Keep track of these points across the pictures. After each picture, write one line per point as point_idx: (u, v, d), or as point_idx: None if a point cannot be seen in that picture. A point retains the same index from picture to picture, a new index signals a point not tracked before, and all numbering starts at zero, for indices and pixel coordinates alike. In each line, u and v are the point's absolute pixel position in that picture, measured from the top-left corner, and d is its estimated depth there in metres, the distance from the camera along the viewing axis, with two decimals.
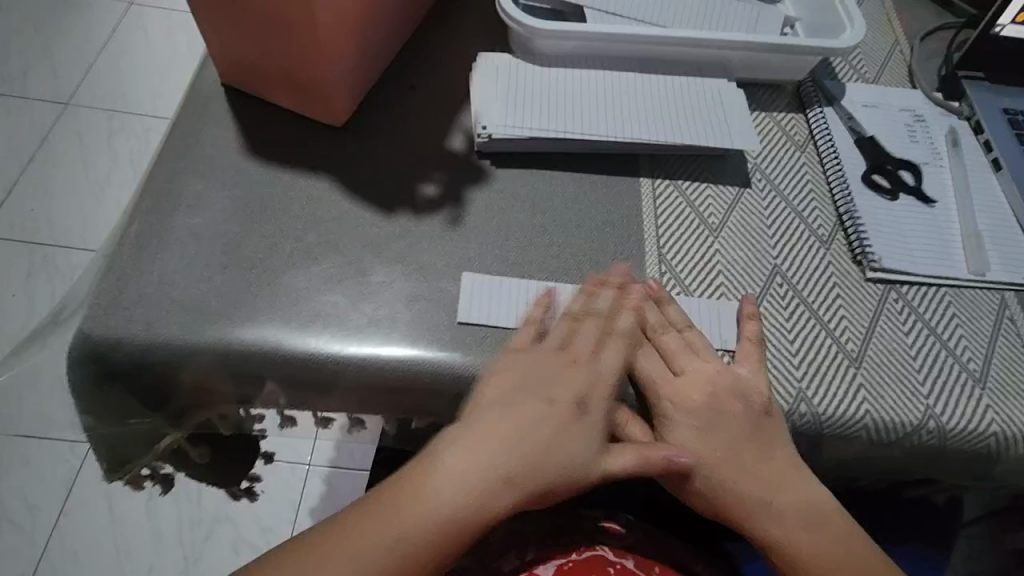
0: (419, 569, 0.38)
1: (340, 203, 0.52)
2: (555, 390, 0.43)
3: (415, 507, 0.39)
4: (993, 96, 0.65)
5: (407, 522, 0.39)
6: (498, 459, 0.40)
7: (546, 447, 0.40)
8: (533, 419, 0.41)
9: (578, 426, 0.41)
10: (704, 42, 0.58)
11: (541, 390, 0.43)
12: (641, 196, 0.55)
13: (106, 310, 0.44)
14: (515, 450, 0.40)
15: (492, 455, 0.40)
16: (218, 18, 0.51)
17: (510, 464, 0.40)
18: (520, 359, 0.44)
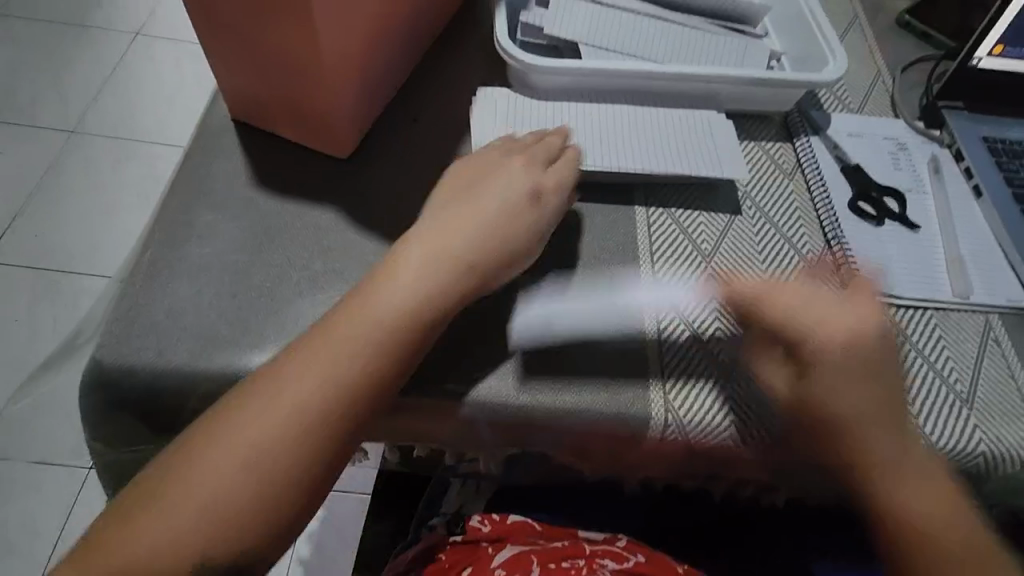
0: (241, 485, 0.39)
1: (346, 233, 0.53)
2: (382, 308, 0.43)
3: (281, 405, 0.40)
4: (973, 125, 0.67)
5: (232, 444, 0.40)
6: (318, 375, 0.41)
7: (380, 336, 0.43)
8: (373, 317, 0.43)
9: (417, 305, 0.44)
10: (694, 75, 0.61)
11: (398, 280, 0.44)
12: (635, 224, 0.57)
13: (119, 338, 0.46)
14: (338, 359, 0.42)
15: (328, 364, 0.42)
16: (230, 57, 0.53)
17: (324, 380, 0.41)
18: (399, 269, 0.45)
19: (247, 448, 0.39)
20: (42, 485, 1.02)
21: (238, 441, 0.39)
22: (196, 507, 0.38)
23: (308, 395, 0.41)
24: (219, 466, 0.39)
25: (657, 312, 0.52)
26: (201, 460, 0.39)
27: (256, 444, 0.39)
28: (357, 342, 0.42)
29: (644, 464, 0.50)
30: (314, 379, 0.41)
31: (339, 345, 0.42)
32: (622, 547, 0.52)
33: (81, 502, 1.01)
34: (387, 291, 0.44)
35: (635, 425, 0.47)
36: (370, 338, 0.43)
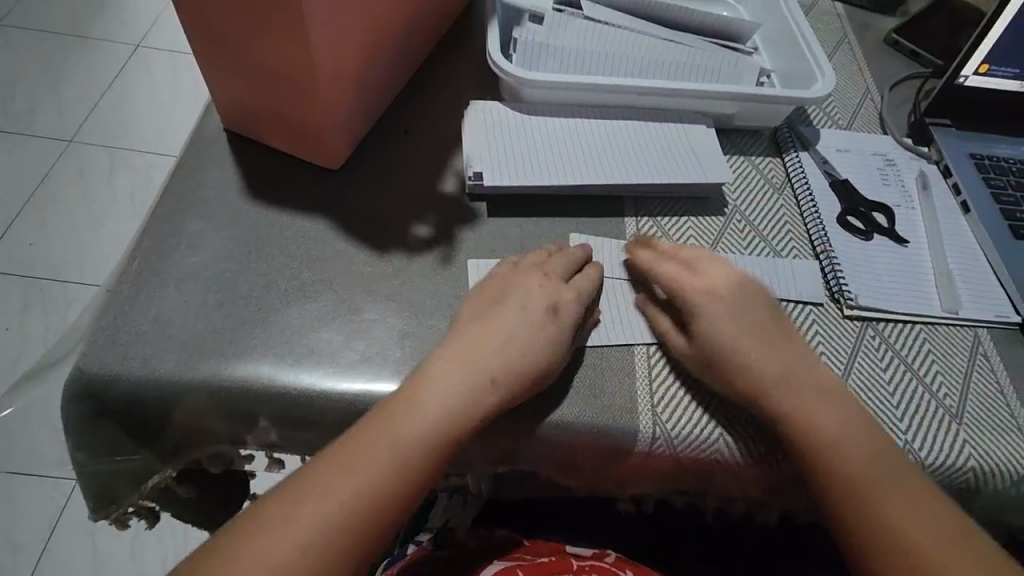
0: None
1: (335, 243, 0.53)
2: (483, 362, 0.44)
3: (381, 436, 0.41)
4: (960, 142, 0.68)
5: (300, 530, 0.38)
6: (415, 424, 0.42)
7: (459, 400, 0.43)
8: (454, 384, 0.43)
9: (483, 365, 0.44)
10: (685, 92, 0.61)
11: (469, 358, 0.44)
12: (626, 236, 0.57)
13: (102, 347, 0.45)
14: (428, 426, 0.42)
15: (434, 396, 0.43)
16: (222, 68, 0.54)
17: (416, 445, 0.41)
18: (477, 332, 0.45)
19: (391, 458, 0.41)
20: (29, 498, 1.00)
21: (376, 464, 0.40)
22: (352, 506, 0.39)
23: (409, 438, 0.41)
24: (366, 469, 0.40)
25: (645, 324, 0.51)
26: (356, 467, 0.40)
27: (400, 463, 0.41)
28: (477, 361, 0.44)
29: (633, 479, 0.50)
30: (417, 410, 0.42)
31: (434, 386, 0.43)
32: (612, 562, 0.51)
33: (65, 517, 0.99)
34: (493, 336, 0.45)
35: (621, 438, 0.47)
36: (502, 368, 0.44)
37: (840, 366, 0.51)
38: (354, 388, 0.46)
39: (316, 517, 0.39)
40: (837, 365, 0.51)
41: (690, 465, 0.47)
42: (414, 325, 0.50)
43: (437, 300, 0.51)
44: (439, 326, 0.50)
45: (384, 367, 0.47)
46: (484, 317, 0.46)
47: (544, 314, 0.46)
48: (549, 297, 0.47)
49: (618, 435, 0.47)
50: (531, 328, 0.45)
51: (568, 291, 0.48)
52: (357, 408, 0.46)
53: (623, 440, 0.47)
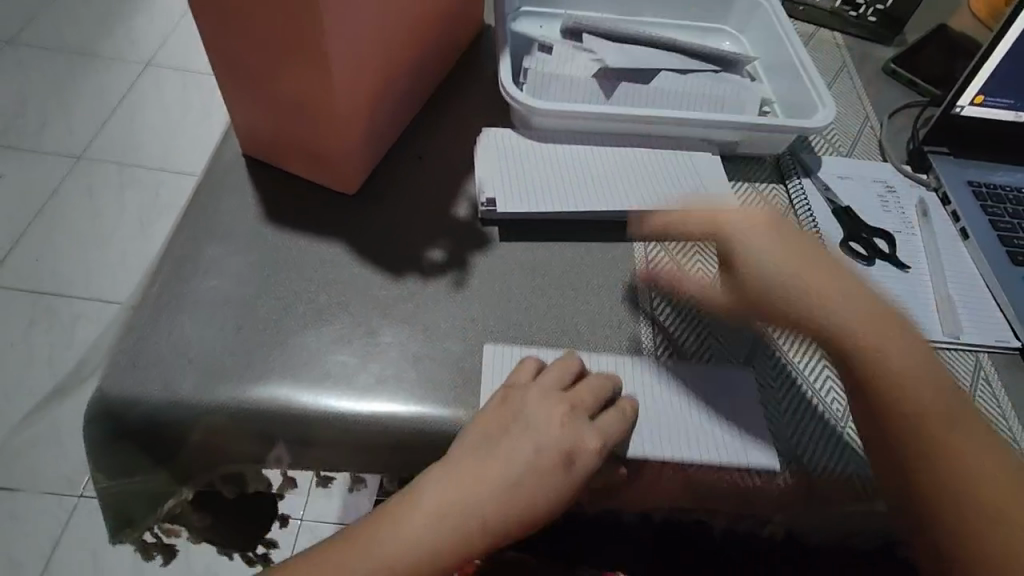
0: None
1: (351, 267, 0.55)
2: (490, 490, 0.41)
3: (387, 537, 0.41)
4: (958, 170, 0.70)
5: None
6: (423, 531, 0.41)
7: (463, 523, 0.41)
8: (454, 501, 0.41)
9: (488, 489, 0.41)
10: (690, 121, 0.63)
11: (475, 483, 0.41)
12: (634, 262, 0.58)
13: (125, 370, 0.46)
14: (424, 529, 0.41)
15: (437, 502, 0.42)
16: (245, 97, 0.55)
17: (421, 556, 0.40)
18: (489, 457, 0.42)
19: (407, 541, 0.40)
20: (30, 515, 1.00)
21: (391, 552, 0.40)
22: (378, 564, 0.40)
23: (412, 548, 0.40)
24: (399, 535, 0.41)
25: (653, 348, 0.53)
26: (376, 546, 0.41)
27: (428, 545, 0.40)
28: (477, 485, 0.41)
29: (642, 501, 0.51)
30: (420, 518, 0.41)
31: (436, 495, 0.42)
32: None
33: (69, 533, 0.99)
34: (498, 475, 0.41)
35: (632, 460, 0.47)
36: (494, 516, 0.41)
37: (845, 390, 0.52)
38: (369, 411, 0.47)
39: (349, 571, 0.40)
40: (842, 390, 0.52)
41: (699, 487, 0.48)
42: (428, 349, 0.51)
43: (450, 324, 0.52)
44: (453, 350, 0.51)
45: (399, 389, 0.48)
46: (498, 443, 0.43)
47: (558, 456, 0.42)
48: (565, 443, 0.43)
49: (627, 454, 0.48)
50: (538, 481, 0.41)
51: (592, 437, 0.43)
52: (372, 431, 0.47)
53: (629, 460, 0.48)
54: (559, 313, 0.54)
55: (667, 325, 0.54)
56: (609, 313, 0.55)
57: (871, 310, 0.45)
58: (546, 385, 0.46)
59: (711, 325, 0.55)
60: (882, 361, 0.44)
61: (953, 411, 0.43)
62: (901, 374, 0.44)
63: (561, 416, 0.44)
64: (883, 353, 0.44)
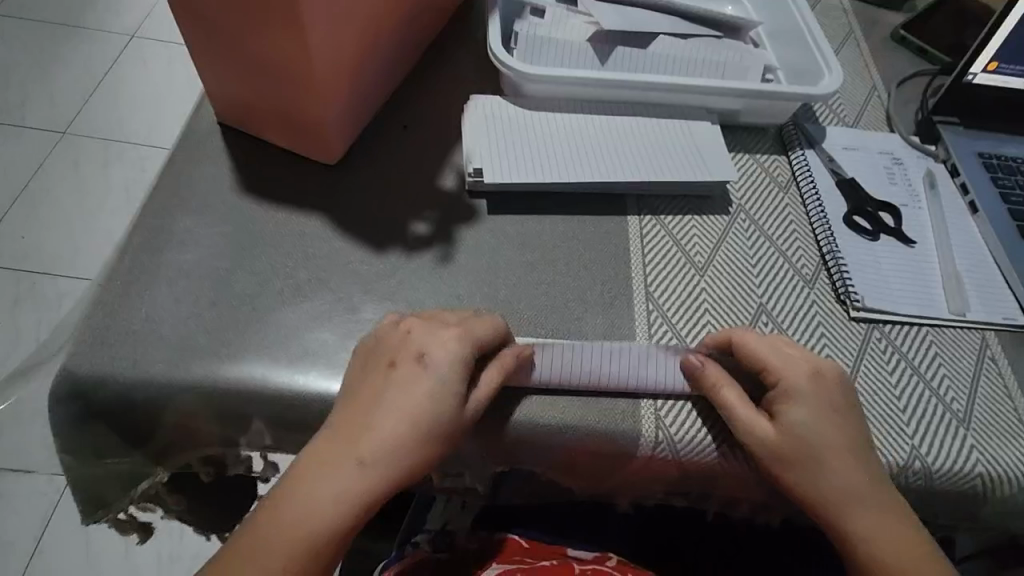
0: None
1: (332, 241, 0.52)
2: (393, 401, 0.41)
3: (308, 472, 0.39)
4: (969, 141, 0.67)
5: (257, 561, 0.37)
6: (338, 458, 0.39)
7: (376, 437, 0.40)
8: (363, 414, 0.41)
9: (391, 394, 0.41)
10: (689, 87, 0.60)
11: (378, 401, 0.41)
12: (628, 236, 0.56)
13: (91, 347, 0.44)
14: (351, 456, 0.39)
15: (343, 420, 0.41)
16: (216, 60, 0.52)
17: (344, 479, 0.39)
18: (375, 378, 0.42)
19: (319, 498, 0.38)
20: (19, 495, 0.99)
21: (302, 522, 0.38)
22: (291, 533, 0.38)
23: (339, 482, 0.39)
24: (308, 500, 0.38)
25: (648, 326, 0.51)
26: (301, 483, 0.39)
27: (337, 497, 0.38)
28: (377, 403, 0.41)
29: (633, 483, 0.49)
30: (334, 436, 0.40)
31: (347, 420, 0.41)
32: (612, 566, 0.50)
33: (59, 512, 0.98)
34: (384, 397, 0.41)
35: (623, 442, 0.46)
36: (380, 450, 0.39)
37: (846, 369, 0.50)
38: None
39: (292, 521, 0.38)
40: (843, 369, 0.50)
41: (693, 470, 0.47)
42: None
43: (436, 301, 0.50)
44: None
45: None
46: (389, 381, 0.41)
47: (408, 365, 0.42)
48: (456, 364, 0.42)
49: (618, 435, 0.46)
50: (408, 406, 0.40)
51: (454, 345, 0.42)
52: None
53: (620, 441, 0.46)
54: (549, 288, 0.52)
55: (663, 302, 0.52)
56: (602, 289, 0.53)
57: (780, 355, 0.45)
58: (454, 330, 0.43)
59: (708, 302, 0.52)
60: (801, 427, 0.43)
61: (882, 471, 0.43)
62: (809, 392, 0.44)
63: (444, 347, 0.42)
64: (797, 402, 0.43)
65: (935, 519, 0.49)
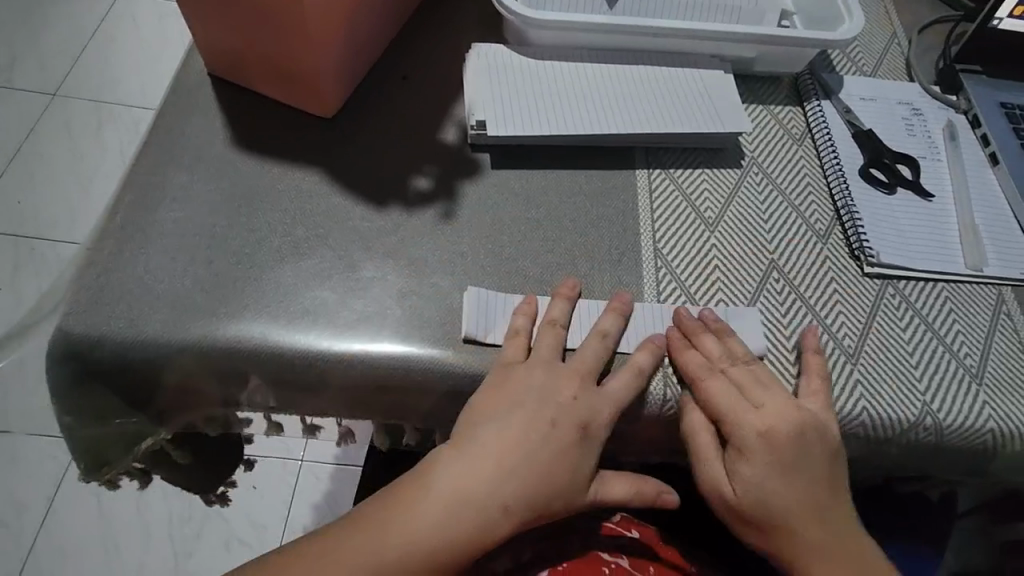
0: None
1: (331, 197, 0.50)
2: (520, 452, 0.40)
3: (419, 519, 0.39)
4: (991, 91, 0.64)
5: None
6: (448, 501, 0.39)
7: (490, 483, 0.39)
8: (488, 462, 0.40)
9: (539, 442, 0.41)
10: (701, 33, 0.57)
11: (504, 449, 0.40)
12: (636, 191, 0.54)
13: (87, 307, 0.43)
14: (449, 504, 0.39)
15: (454, 473, 0.40)
16: (203, 5, 0.49)
17: (440, 533, 0.38)
18: (511, 423, 0.41)
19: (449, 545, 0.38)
20: (30, 458, 1.00)
21: (419, 527, 0.38)
22: (408, 562, 0.38)
23: (442, 516, 0.39)
24: (432, 516, 0.39)
25: (657, 283, 0.49)
26: (394, 515, 0.39)
27: (448, 515, 0.39)
28: (503, 453, 0.40)
29: (640, 440, 0.48)
30: (438, 495, 0.39)
31: (459, 466, 0.40)
32: (617, 522, 0.47)
33: (70, 474, 0.99)
34: (500, 448, 0.40)
35: (630, 400, 0.45)
36: (519, 487, 0.39)
37: (858, 327, 0.49)
38: (352, 349, 0.44)
39: (420, 534, 0.38)
40: (854, 327, 0.49)
41: None
42: (414, 284, 0.47)
43: (439, 258, 0.49)
44: (441, 286, 0.47)
45: (383, 326, 0.45)
46: (506, 410, 0.42)
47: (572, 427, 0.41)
48: (579, 411, 0.42)
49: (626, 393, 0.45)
50: (557, 456, 0.40)
51: (607, 394, 0.43)
52: (355, 370, 0.44)
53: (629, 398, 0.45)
54: (555, 246, 0.51)
55: (673, 258, 0.51)
56: (609, 245, 0.51)
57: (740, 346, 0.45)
58: (545, 359, 0.44)
59: (720, 259, 0.51)
60: (745, 429, 0.42)
61: (826, 485, 0.42)
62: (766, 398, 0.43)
63: (553, 379, 0.43)
64: (747, 404, 0.43)
65: (944, 474, 0.49)
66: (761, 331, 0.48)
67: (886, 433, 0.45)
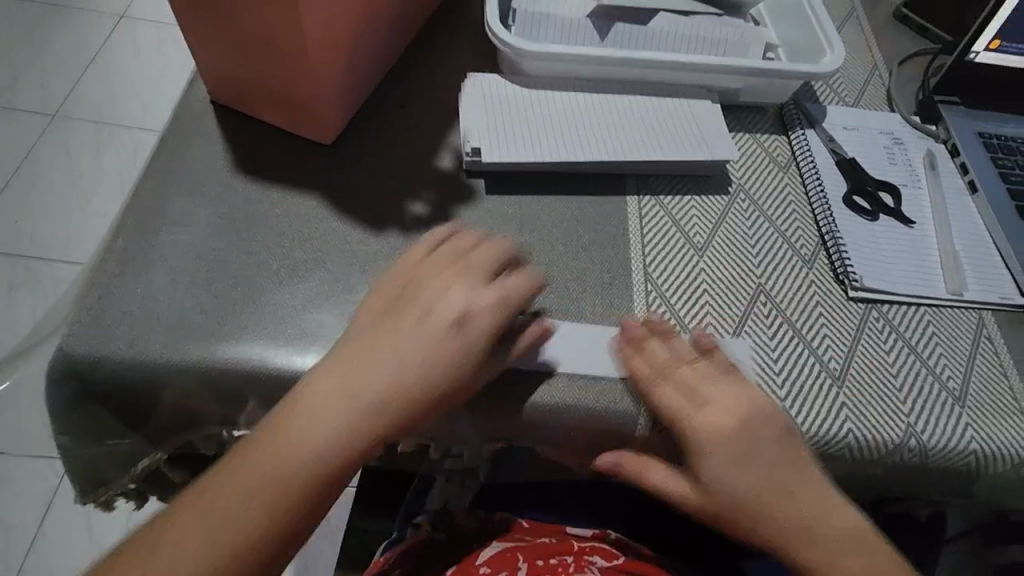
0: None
1: (329, 221, 0.52)
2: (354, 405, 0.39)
3: (249, 471, 0.37)
4: (969, 121, 0.67)
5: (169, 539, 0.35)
6: (281, 453, 0.37)
7: (324, 436, 0.38)
8: (322, 418, 0.38)
9: (360, 397, 0.39)
10: (689, 65, 0.59)
11: (343, 404, 0.39)
12: (627, 216, 0.56)
13: (87, 328, 0.44)
14: (289, 456, 0.37)
15: (291, 426, 0.38)
16: (208, 35, 0.51)
17: (270, 483, 0.36)
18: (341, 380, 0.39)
19: (223, 510, 0.36)
20: (23, 478, 0.99)
21: (252, 481, 0.36)
22: (236, 510, 0.36)
23: (275, 469, 0.37)
24: (265, 467, 0.37)
25: (647, 306, 0.51)
26: (231, 470, 0.37)
27: (276, 468, 0.37)
28: (332, 407, 0.38)
29: None
30: (271, 447, 0.37)
31: (292, 422, 0.38)
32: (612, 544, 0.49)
33: (60, 494, 0.99)
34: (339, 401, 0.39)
35: (620, 421, 0.46)
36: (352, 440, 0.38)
37: (844, 350, 0.50)
38: None
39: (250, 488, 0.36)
40: (840, 351, 0.50)
41: None
42: None
43: None
44: None
45: None
46: (353, 368, 0.40)
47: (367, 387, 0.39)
48: (383, 375, 0.40)
49: (615, 415, 0.46)
50: (368, 409, 0.39)
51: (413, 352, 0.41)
52: None
53: (618, 419, 0.46)
54: (547, 269, 0.52)
55: (663, 282, 0.52)
56: (600, 269, 0.52)
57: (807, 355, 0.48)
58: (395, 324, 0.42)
59: (707, 282, 0.52)
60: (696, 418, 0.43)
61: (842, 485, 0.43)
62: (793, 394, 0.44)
63: (353, 351, 0.41)
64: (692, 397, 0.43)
65: (930, 496, 0.49)
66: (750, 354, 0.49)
67: (869, 453, 0.46)
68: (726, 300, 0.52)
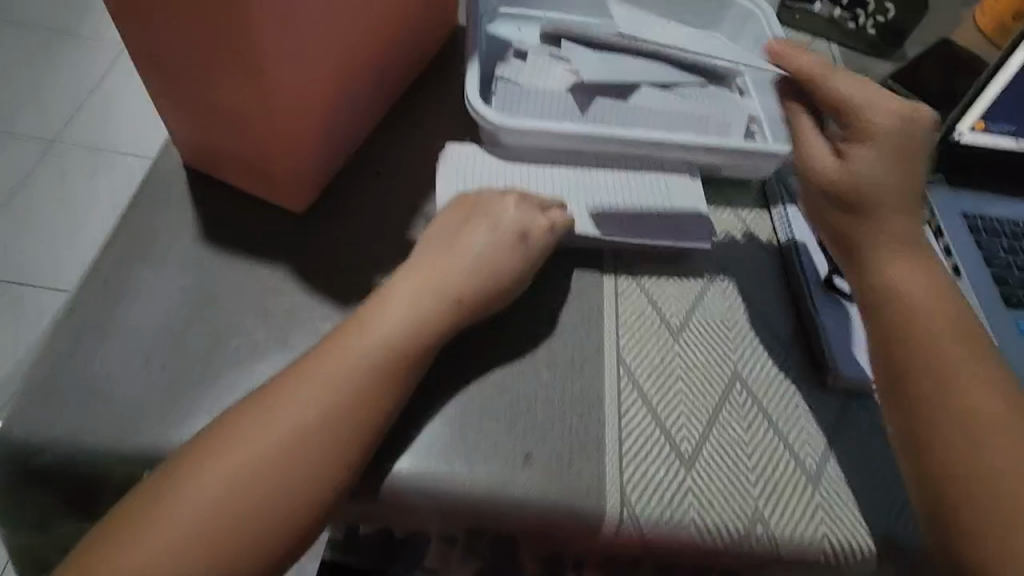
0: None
1: (296, 295, 0.51)
2: (323, 412, 0.40)
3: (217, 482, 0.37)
4: (954, 201, 0.66)
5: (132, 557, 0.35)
6: (250, 464, 0.38)
7: (292, 444, 0.39)
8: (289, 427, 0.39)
9: (331, 402, 0.40)
10: (669, 142, 0.59)
11: (312, 410, 0.40)
12: (603, 295, 0.55)
13: (34, 409, 0.42)
14: (260, 463, 0.38)
15: (260, 433, 0.39)
16: (181, 105, 0.51)
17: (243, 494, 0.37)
18: (310, 390, 0.40)
19: (191, 521, 0.36)
20: None
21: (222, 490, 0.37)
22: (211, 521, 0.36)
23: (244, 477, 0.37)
24: (237, 479, 0.37)
25: (618, 394, 0.49)
26: (201, 478, 0.37)
27: (253, 474, 0.38)
28: (302, 415, 0.39)
29: (600, 556, 0.47)
30: (241, 458, 0.38)
31: (261, 432, 0.39)
32: None
33: None
34: (307, 409, 0.40)
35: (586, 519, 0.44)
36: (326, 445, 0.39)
37: (820, 446, 0.49)
38: None
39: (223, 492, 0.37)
40: (816, 446, 0.49)
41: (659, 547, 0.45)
42: None
43: None
44: None
45: None
46: (319, 377, 0.41)
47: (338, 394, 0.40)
48: (350, 388, 0.41)
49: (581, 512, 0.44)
50: (340, 417, 0.40)
51: (380, 359, 0.42)
52: None
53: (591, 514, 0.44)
54: (517, 351, 0.51)
55: (636, 367, 0.51)
56: (572, 352, 0.51)
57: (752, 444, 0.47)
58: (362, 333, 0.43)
59: (682, 367, 0.51)
60: None
61: None
62: None
63: (320, 365, 0.42)
64: None
65: None
66: (724, 449, 0.48)
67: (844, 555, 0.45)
68: (701, 389, 0.50)
